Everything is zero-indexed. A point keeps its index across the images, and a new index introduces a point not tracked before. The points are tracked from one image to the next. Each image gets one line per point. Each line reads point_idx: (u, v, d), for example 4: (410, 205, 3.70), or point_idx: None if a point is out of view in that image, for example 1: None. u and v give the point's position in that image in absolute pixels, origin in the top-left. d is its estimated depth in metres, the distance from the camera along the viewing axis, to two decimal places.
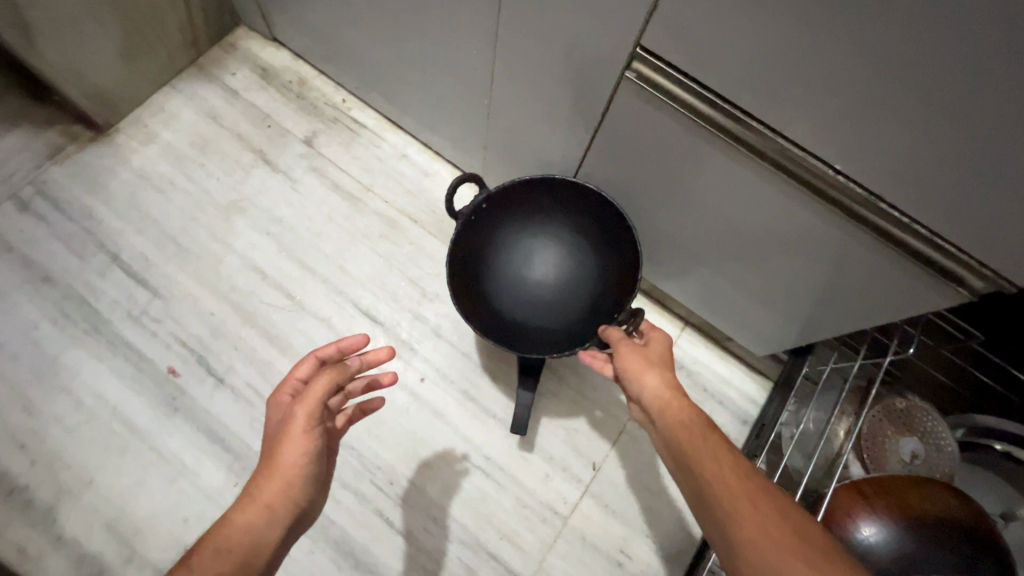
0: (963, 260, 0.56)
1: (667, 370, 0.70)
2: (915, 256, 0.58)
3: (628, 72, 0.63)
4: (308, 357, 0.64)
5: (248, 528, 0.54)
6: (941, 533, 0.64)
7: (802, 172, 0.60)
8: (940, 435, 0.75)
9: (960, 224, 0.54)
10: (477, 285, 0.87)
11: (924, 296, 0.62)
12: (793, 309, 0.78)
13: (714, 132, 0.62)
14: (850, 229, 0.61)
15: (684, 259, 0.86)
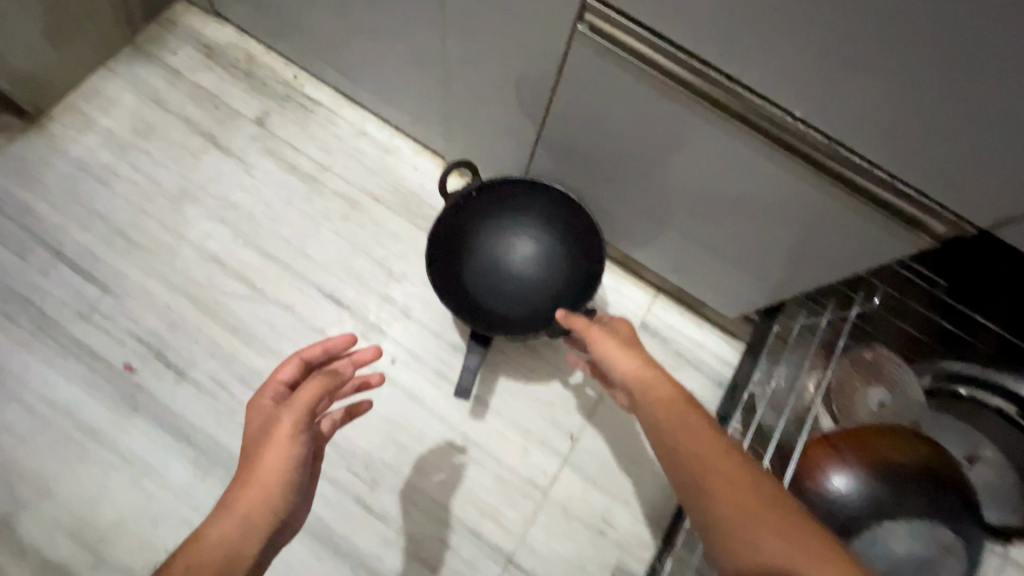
0: (923, 205, 0.54)
1: (637, 349, 0.66)
2: (876, 201, 0.57)
3: (580, 25, 0.59)
4: (292, 358, 0.60)
5: (224, 540, 0.49)
6: (910, 478, 0.63)
7: (760, 121, 0.57)
8: (905, 382, 0.71)
9: (927, 169, 0.51)
10: (450, 264, 0.84)
11: (892, 247, 0.60)
12: (764, 269, 0.76)
13: (670, 84, 0.58)
14: (815, 181, 0.59)
15: (652, 222, 0.83)
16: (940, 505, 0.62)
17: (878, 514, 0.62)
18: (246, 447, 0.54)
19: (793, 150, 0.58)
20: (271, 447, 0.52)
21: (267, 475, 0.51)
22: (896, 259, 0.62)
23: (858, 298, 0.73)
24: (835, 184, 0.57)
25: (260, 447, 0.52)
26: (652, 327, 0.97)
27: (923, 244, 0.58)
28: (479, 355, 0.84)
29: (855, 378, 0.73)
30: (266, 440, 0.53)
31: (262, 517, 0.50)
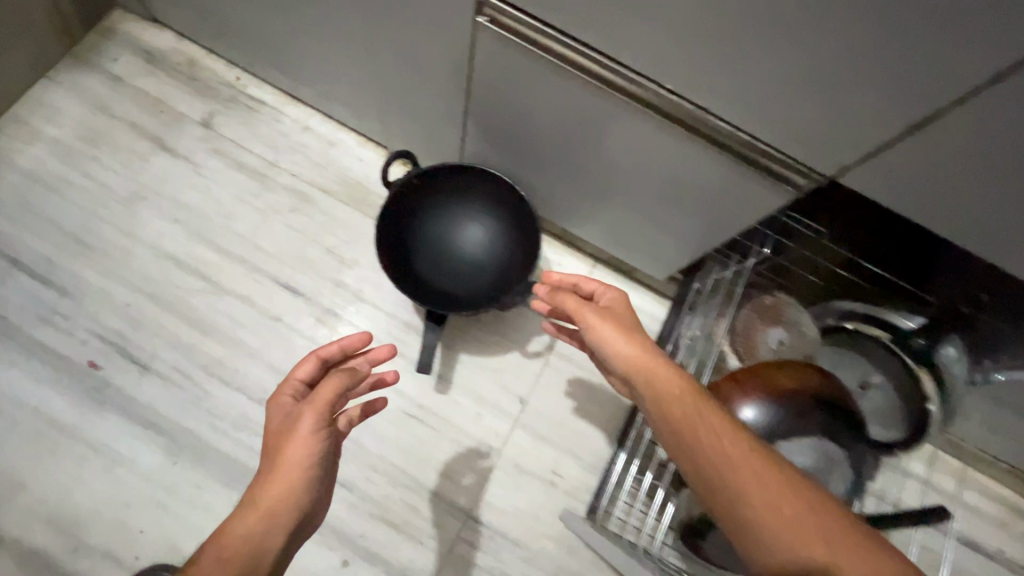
0: (783, 160, 0.62)
1: (634, 330, 0.66)
2: (746, 159, 0.65)
3: (481, 18, 0.66)
4: (310, 357, 0.65)
5: (249, 533, 0.54)
6: (803, 403, 0.72)
7: (642, 95, 0.65)
8: (800, 323, 0.79)
9: (777, 129, 0.59)
10: (397, 246, 0.85)
11: (771, 200, 0.68)
12: (676, 230, 0.84)
13: (562, 66, 0.66)
14: (697, 145, 0.67)
15: (578, 193, 0.90)
16: (829, 422, 0.72)
17: (777, 435, 0.72)
18: (269, 443, 0.59)
19: (677, 119, 0.65)
20: (294, 442, 0.57)
21: (288, 470, 0.56)
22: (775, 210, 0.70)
23: (755, 247, 0.83)
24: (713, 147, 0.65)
25: (282, 442, 0.57)
26: None
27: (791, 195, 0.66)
28: (436, 332, 0.86)
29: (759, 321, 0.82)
30: (289, 436, 0.58)
31: (287, 510, 0.55)
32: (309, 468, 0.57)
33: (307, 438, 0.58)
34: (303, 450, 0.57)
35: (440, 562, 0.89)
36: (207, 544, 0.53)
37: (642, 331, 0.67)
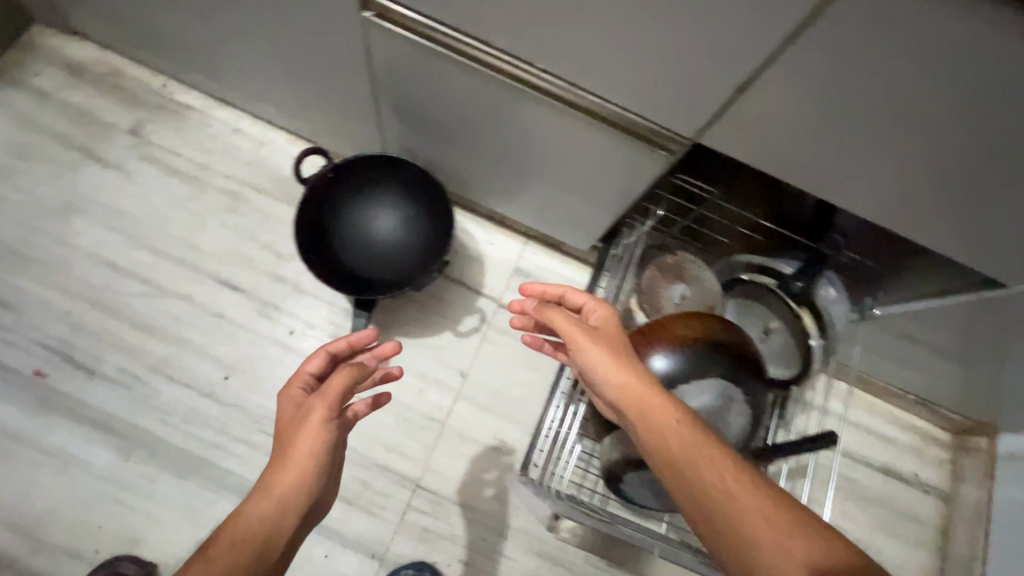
0: (655, 127, 0.68)
1: (623, 354, 0.65)
2: (624, 129, 0.71)
3: (365, 12, 0.70)
4: (318, 352, 0.73)
5: (265, 513, 0.58)
6: (703, 347, 0.79)
7: (522, 76, 0.70)
8: (701, 275, 0.86)
9: (639, 103, 0.65)
10: (314, 235, 0.90)
11: (654, 166, 0.75)
12: (585, 199, 0.90)
13: (447, 53, 0.71)
14: (581, 120, 0.72)
15: (496, 173, 0.96)
16: (727, 362, 0.78)
17: (683, 378, 0.77)
18: (281, 432, 0.65)
19: (555, 97, 0.71)
20: (306, 429, 0.62)
21: (302, 454, 0.61)
22: (660, 173, 0.77)
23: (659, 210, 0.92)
24: (590, 119, 0.71)
25: (297, 428, 0.62)
26: (524, 269, 1.12)
27: (668, 159, 0.72)
28: (366, 317, 0.95)
29: (661, 279, 0.86)
30: (302, 422, 0.63)
31: (301, 494, 0.60)
32: (320, 452, 0.61)
33: (320, 425, 0.63)
34: (314, 437, 0.61)
35: (394, 530, 0.95)
36: (220, 528, 0.57)
37: (628, 351, 0.67)
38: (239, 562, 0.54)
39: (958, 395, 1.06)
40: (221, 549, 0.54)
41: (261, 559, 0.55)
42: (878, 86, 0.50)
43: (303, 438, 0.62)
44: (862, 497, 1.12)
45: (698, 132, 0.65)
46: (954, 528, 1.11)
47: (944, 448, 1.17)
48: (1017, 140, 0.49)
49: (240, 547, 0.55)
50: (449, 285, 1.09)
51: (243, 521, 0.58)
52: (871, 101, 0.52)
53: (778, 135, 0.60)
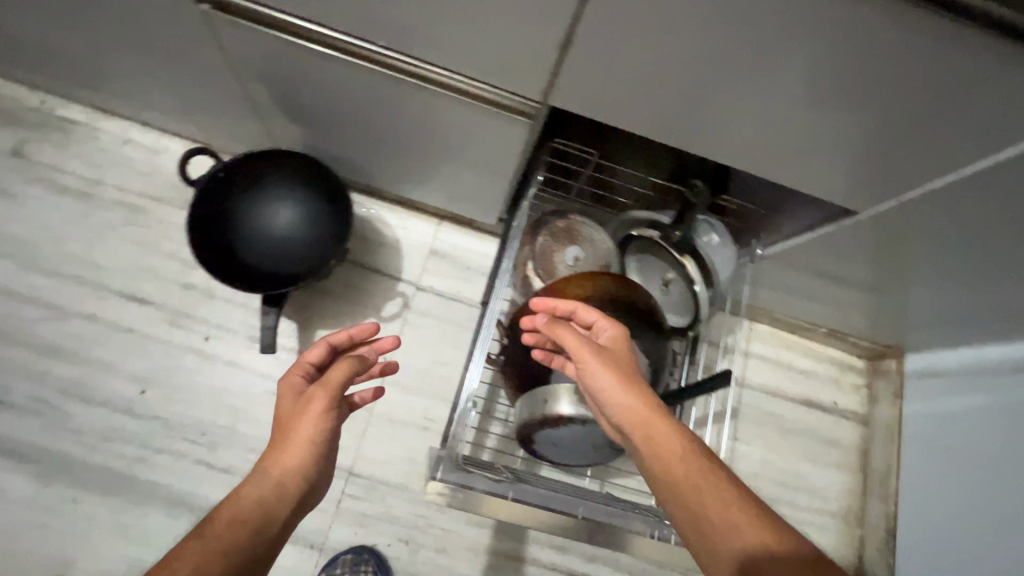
0: (498, 93, 0.72)
1: (631, 378, 0.68)
2: (477, 97, 0.74)
3: (204, 5, 0.72)
4: (321, 342, 0.74)
5: (261, 499, 0.63)
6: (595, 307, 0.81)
7: (369, 55, 0.73)
8: (592, 238, 0.88)
9: (489, 66, 0.67)
10: (208, 235, 0.88)
11: (515, 131, 0.78)
12: (473, 170, 0.93)
13: (293, 40, 0.73)
14: (436, 93, 0.76)
15: (391, 155, 0.97)
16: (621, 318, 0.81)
17: None
18: (281, 420, 0.69)
19: (418, 78, 0.75)
20: (306, 417, 0.67)
21: (301, 441, 0.66)
22: (524, 140, 0.80)
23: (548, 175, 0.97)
24: (452, 95, 0.75)
25: (298, 418, 0.66)
26: (441, 250, 1.13)
27: (522, 125, 0.76)
28: (275, 314, 0.90)
29: (554, 244, 0.88)
30: (304, 410, 0.68)
31: (296, 479, 0.65)
32: (316, 440, 0.66)
33: (318, 415, 0.67)
34: (313, 424, 0.67)
35: (330, 519, 0.97)
36: (220, 504, 0.62)
37: (635, 374, 0.69)
38: (234, 542, 0.59)
39: (862, 322, 1.12)
40: (221, 527, 0.60)
41: (258, 537, 0.61)
42: (676, 14, 0.54)
43: (304, 425, 0.67)
44: (787, 431, 1.18)
45: (546, 95, 0.69)
46: (872, 447, 1.19)
47: (860, 374, 1.24)
48: (807, 44, 0.54)
49: (238, 527, 0.60)
50: (365, 274, 1.09)
51: (241, 500, 0.63)
52: (675, 32, 0.56)
53: (614, 77, 0.63)
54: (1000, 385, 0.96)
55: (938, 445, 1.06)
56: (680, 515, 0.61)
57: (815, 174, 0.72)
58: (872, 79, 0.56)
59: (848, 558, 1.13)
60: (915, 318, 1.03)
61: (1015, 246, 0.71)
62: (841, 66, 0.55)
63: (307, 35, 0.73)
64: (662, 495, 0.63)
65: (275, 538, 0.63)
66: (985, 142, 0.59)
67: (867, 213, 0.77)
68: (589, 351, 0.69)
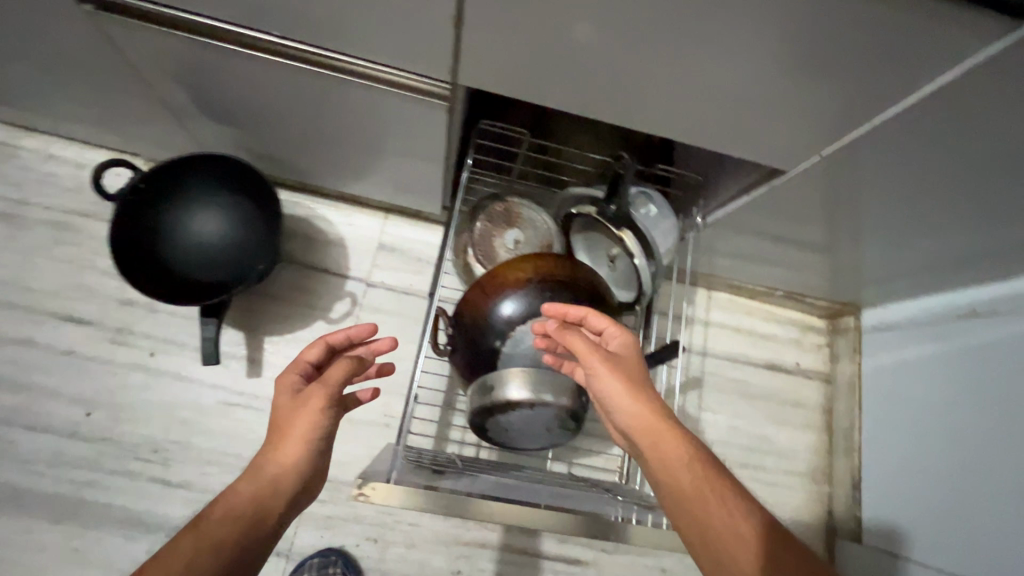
0: (406, 76, 0.70)
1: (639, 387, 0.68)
2: (386, 82, 0.73)
3: (88, 5, 0.69)
4: (319, 342, 0.73)
5: (256, 495, 0.64)
6: (538, 287, 0.80)
7: (270, 47, 0.71)
8: (531, 219, 0.86)
9: (399, 47, 0.65)
10: (131, 246, 0.86)
11: (435, 113, 0.76)
12: (408, 158, 0.91)
13: (189, 36, 0.71)
14: (348, 81, 0.73)
15: (324, 151, 0.94)
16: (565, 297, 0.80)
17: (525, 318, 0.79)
18: (280, 416, 0.69)
19: (325, 65, 0.72)
20: (305, 413, 0.67)
21: (298, 437, 0.66)
22: (445, 123, 0.78)
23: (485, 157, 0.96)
24: (363, 82, 0.73)
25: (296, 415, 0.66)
26: (390, 244, 1.11)
27: (437, 107, 0.74)
28: (215, 324, 0.89)
29: (494, 227, 0.87)
30: (302, 408, 0.68)
31: (293, 476, 0.66)
32: (314, 437, 0.67)
33: (317, 413, 0.67)
34: (310, 422, 0.67)
35: (295, 525, 0.96)
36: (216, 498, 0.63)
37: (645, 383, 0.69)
38: (228, 538, 0.60)
39: (815, 282, 1.13)
40: (216, 520, 0.61)
41: (251, 533, 0.62)
42: None
43: (302, 422, 0.67)
44: (752, 396, 1.19)
45: (455, 74, 0.68)
46: (835, 405, 1.20)
47: (820, 333, 1.26)
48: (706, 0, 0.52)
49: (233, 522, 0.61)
50: (312, 275, 1.07)
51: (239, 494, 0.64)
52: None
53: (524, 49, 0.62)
54: (950, 331, 0.98)
55: (895, 397, 1.08)
56: (687, 525, 0.62)
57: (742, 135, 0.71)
58: (779, 31, 0.55)
59: (818, 514, 1.16)
60: (864, 274, 1.04)
61: (943, 192, 0.72)
62: (746, 21, 0.54)
63: (206, 29, 0.70)
64: (670, 505, 0.63)
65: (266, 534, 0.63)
66: (896, 88, 0.59)
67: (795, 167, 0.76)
68: (601, 357, 0.69)
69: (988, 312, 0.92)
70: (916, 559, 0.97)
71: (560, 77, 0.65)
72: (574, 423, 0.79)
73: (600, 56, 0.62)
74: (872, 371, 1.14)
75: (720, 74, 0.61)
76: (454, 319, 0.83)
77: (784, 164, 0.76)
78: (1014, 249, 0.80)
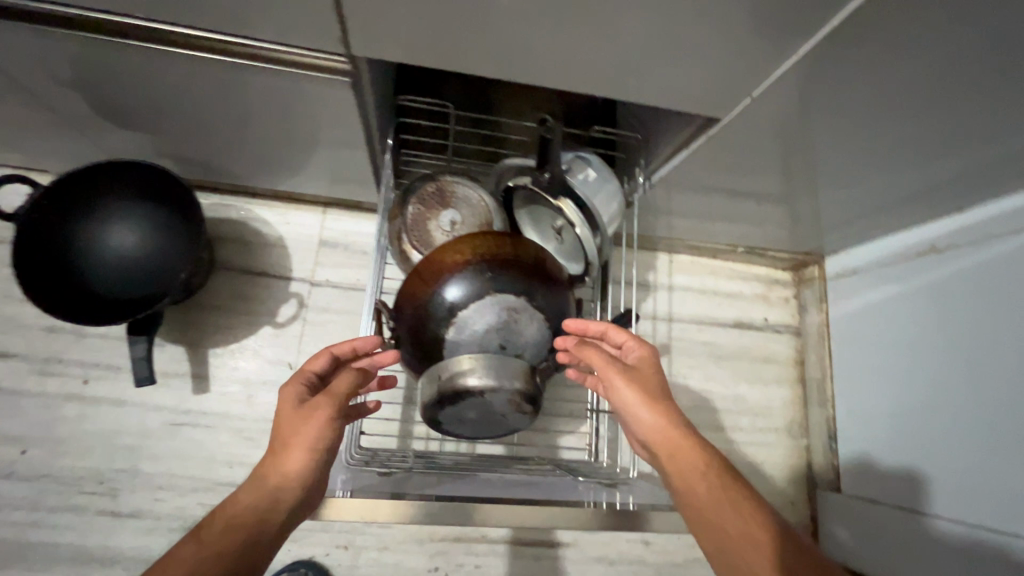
0: (296, 49, 0.64)
1: (658, 399, 0.69)
2: (279, 60, 0.66)
3: None
4: (324, 353, 0.71)
5: (257, 505, 0.61)
6: (479, 267, 0.75)
7: (143, 33, 0.64)
8: (466, 197, 0.82)
9: (285, 21, 0.59)
10: (37, 265, 0.78)
11: (342, 90, 0.70)
12: (329, 144, 0.85)
13: (49, 29, 0.64)
14: (240, 65, 0.67)
15: (243, 147, 0.88)
16: (511, 275, 0.75)
17: (468, 302, 0.74)
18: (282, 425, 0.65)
19: (202, 47, 0.65)
20: (310, 421, 0.64)
21: (301, 447, 0.63)
22: (354, 101, 0.73)
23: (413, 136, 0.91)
24: (249, 62, 0.67)
25: (301, 424, 0.63)
26: (333, 240, 1.06)
27: (338, 81, 0.68)
28: (145, 343, 0.83)
29: (428, 210, 0.82)
30: (306, 417, 0.64)
31: (295, 489, 0.63)
32: (317, 448, 0.64)
33: (323, 423, 0.64)
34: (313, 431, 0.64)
35: None
36: (217, 508, 0.61)
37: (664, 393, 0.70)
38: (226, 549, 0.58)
39: (774, 235, 1.11)
40: (215, 531, 0.59)
41: (249, 545, 0.60)
42: None
43: (305, 431, 0.64)
44: (722, 357, 1.17)
45: (348, 45, 0.62)
46: (807, 356, 1.19)
47: (787, 286, 1.24)
48: None
49: (231, 534, 0.59)
50: (252, 280, 1.01)
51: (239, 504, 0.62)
52: None
53: (417, 11, 0.56)
54: (910, 271, 0.97)
55: (862, 343, 1.07)
56: (701, 530, 0.63)
57: (667, 85, 0.67)
58: None
59: (797, 468, 1.15)
60: (820, 221, 1.02)
61: (885, 128, 0.69)
62: None
63: (59, 17, 0.63)
64: (686, 511, 0.65)
65: (263, 548, 0.61)
66: (818, 19, 0.55)
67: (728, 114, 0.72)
68: (617, 369, 0.72)
69: (943, 248, 0.91)
70: (892, 502, 0.97)
71: (463, 39, 0.60)
72: (530, 406, 0.74)
73: (502, 12, 0.56)
74: (839, 319, 1.13)
75: (627, 18, 0.57)
76: (395, 310, 0.78)
77: (716, 114, 0.72)
78: (961, 179, 0.78)
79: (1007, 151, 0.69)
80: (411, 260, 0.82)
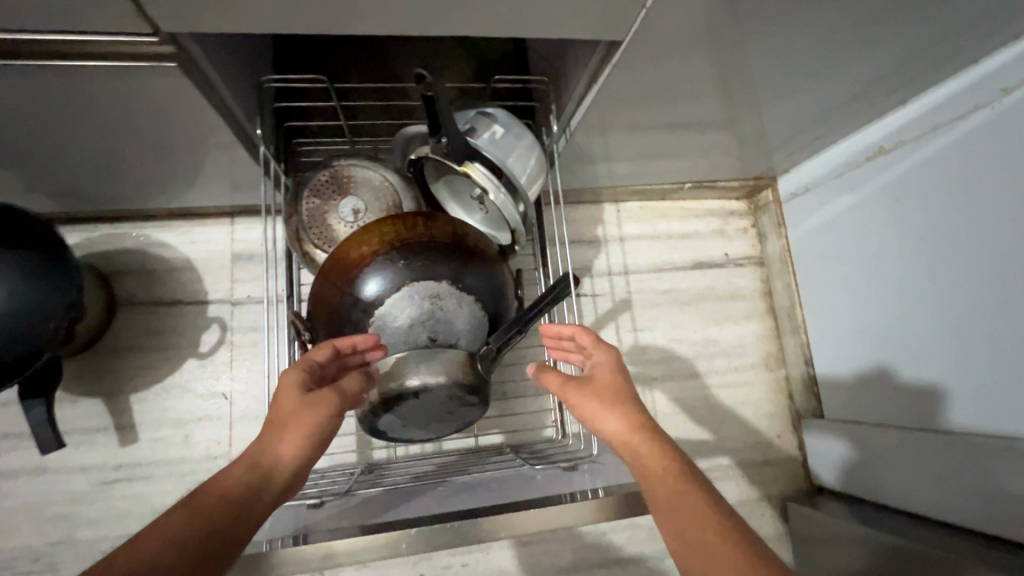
0: (106, 39, 0.52)
1: (617, 402, 0.60)
2: (89, 55, 0.54)
3: None
4: (328, 345, 0.62)
5: (251, 484, 0.53)
6: (389, 255, 0.66)
7: None
8: (367, 181, 0.74)
9: (71, 8, 0.48)
10: None
11: (183, 82, 0.59)
12: (199, 148, 0.74)
13: None
14: (46, 70, 0.55)
15: (107, 169, 0.78)
16: (431, 258, 0.67)
17: (383, 297, 0.65)
18: (280, 409, 0.58)
19: None
20: (317, 410, 0.59)
21: (303, 436, 0.57)
22: (202, 92, 0.61)
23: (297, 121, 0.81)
24: (49, 61, 0.54)
25: (310, 412, 0.58)
26: (246, 251, 0.96)
27: (174, 72, 0.57)
28: (43, 405, 0.74)
29: (325, 202, 0.74)
30: (313, 407, 0.59)
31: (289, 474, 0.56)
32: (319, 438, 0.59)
33: (330, 416, 0.60)
34: (314, 418, 0.58)
35: None
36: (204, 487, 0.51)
37: (635, 400, 0.60)
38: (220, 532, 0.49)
39: (721, 165, 1.03)
40: (204, 512, 0.49)
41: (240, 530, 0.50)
42: None
43: (306, 415, 0.58)
44: (687, 302, 1.11)
45: (164, 26, 0.51)
46: (773, 286, 1.14)
47: (743, 216, 1.18)
48: None
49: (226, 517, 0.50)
50: (164, 311, 0.92)
51: (229, 484, 0.52)
52: None
53: None
54: (861, 179, 0.92)
55: (827, 262, 1.02)
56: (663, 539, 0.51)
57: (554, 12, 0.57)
58: None
59: (779, 401, 1.12)
60: (766, 141, 0.94)
61: (813, 24, 0.61)
62: None
63: None
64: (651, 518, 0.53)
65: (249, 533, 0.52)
66: None
67: (631, 37, 0.62)
68: (565, 377, 0.64)
69: (891, 148, 0.86)
70: (876, 421, 0.93)
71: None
72: (475, 398, 0.66)
73: None
74: (800, 241, 1.08)
75: None
76: (309, 318, 0.70)
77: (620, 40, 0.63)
78: (903, 66, 0.71)
79: (944, 26, 0.62)
80: (316, 260, 0.74)
